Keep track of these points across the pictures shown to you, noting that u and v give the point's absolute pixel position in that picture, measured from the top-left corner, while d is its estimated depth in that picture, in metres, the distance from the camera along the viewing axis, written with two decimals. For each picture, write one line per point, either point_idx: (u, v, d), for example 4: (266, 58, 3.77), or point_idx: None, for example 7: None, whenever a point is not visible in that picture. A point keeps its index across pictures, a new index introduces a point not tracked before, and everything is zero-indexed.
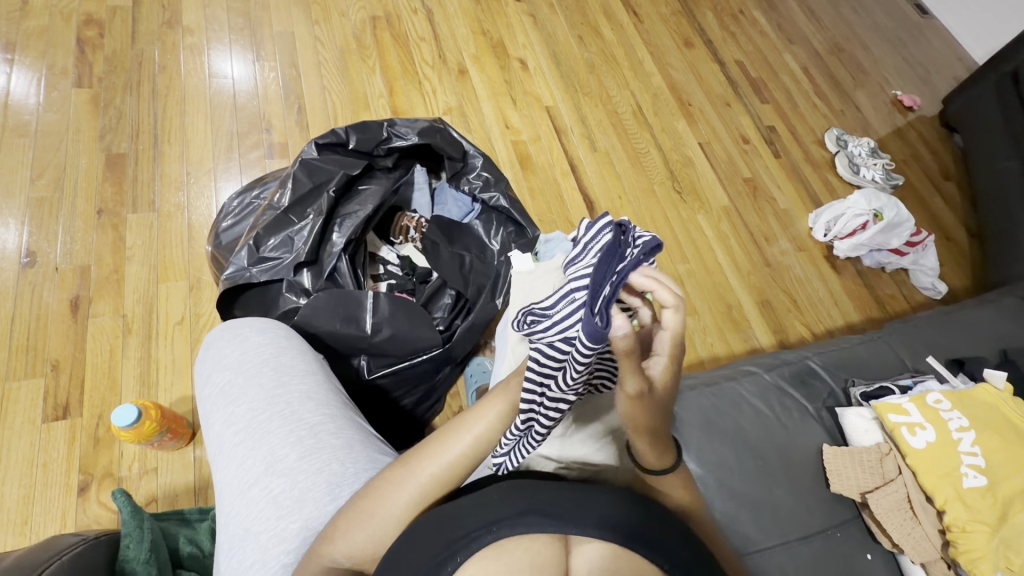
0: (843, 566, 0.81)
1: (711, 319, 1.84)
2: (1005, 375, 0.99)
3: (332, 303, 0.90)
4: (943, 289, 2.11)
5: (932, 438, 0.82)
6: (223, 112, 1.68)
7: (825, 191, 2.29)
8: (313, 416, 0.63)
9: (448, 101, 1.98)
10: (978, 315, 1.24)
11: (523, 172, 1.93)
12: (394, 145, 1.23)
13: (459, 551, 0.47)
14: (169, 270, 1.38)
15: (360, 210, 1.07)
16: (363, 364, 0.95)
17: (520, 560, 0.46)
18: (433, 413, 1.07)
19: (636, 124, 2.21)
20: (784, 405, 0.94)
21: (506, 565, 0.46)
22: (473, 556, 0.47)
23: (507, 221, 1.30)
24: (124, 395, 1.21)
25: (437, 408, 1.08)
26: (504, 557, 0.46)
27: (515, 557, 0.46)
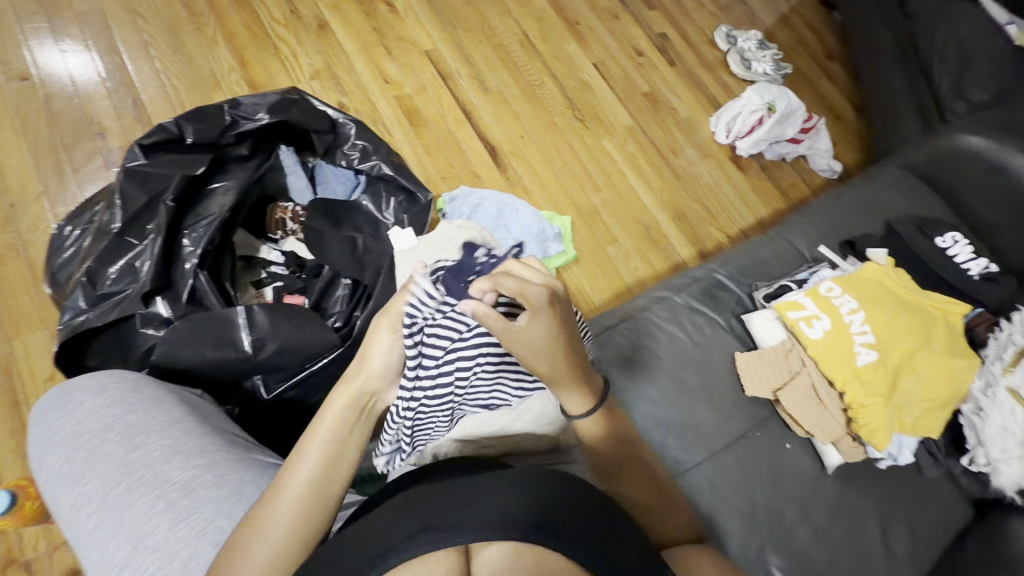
0: (766, 462, 0.85)
1: (633, 243, 1.85)
2: (884, 252, 1.06)
3: (195, 330, 0.80)
4: (838, 169, 2.23)
5: (829, 325, 0.87)
6: (37, 122, 1.40)
7: (721, 92, 2.30)
8: (181, 473, 0.58)
9: (313, 63, 1.77)
10: (863, 192, 1.31)
11: (415, 129, 1.79)
12: (243, 130, 1.06)
13: None
14: (20, 322, 1.18)
15: (214, 214, 0.94)
16: (258, 383, 0.86)
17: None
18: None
19: (525, 55, 2.08)
20: (695, 323, 0.95)
21: None
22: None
23: (396, 189, 1.19)
24: (3, 474, 1.06)
25: None
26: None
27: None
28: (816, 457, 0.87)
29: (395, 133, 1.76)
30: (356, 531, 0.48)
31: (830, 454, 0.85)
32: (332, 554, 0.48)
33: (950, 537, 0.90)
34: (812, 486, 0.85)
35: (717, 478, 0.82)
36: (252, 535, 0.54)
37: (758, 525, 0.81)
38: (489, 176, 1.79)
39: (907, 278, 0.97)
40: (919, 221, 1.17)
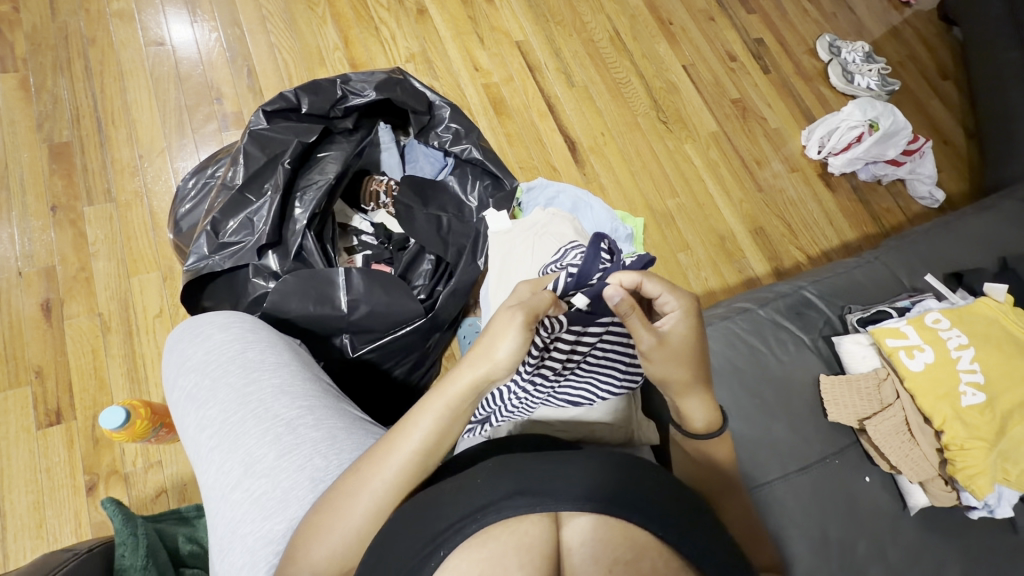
0: (842, 492, 0.82)
1: (705, 252, 1.79)
2: (1006, 288, 0.96)
3: (302, 284, 0.86)
4: (941, 197, 2.06)
5: (931, 359, 0.81)
6: (167, 84, 1.55)
7: (817, 104, 2.18)
8: (288, 411, 0.64)
9: (409, 46, 1.83)
10: (976, 223, 1.21)
11: (498, 118, 1.82)
12: (351, 104, 1.13)
13: (441, 545, 0.47)
14: (139, 262, 1.32)
15: (322, 180, 1.01)
16: (346, 342, 0.92)
17: (506, 544, 0.46)
18: (429, 381, 1.06)
19: (614, 52, 2.06)
20: (779, 339, 0.92)
21: (493, 550, 0.46)
22: (457, 544, 0.47)
23: (482, 174, 1.23)
24: (115, 394, 1.19)
25: (433, 373, 1.06)
26: (490, 543, 0.46)
27: (500, 542, 0.46)
28: (898, 495, 0.82)
29: (479, 120, 1.80)
30: (450, 488, 0.51)
31: (916, 494, 0.80)
32: (424, 506, 0.51)
33: None
34: (891, 526, 0.81)
35: (788, 500, 0.80)
36: (349, 494, 0.56)
37: (828, 556, 0.78)
38: (566, 170, 1.79)
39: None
40: None
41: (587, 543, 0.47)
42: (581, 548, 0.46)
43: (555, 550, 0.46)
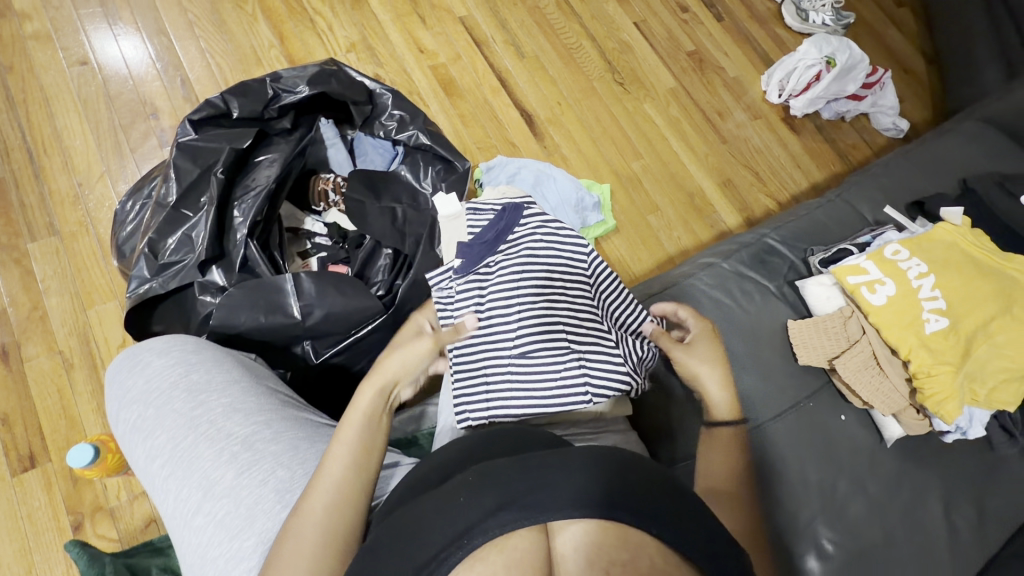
0: (821, 434, 0.82)
1: (675, 212, 1.77)
2: (962, 211, 0.99)
3: (249, 296, 0.83)
4: (905, 127, 2.05)
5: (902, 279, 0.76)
6: (97, 104, 1.48)
7: (774, 47, 2.14)
8: (242, 428, 0.63)
9: (348, 35, 1.77)
10: (935, 149, 1.20)
11: (450, 100, 1.77)
12: (285, 103, 1.08)
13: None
14: (93, 293, 1.28)
15: (260, 185, 0.97)
16: (307, 349, 0.89)
17: (495, 565, 0.44)
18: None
19: (562, 17, 2.00)
20: (745, 291, 0.91)
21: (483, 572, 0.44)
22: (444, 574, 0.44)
23: (433, 158, 1.20)
24: (88, 429, 1.16)
25: None
26: (478, 565, 0.44)
27: (489, 564, 0.44)
28: (874, 429, 0.83)
29: (431, 103, 1.75)
30: (422, 510, 0.49)
31: (890, 425, 0.82)
32: (397, 532, 0.49)
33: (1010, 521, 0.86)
34: (871, 460, 0.82)
35: (768, 449, 0.80)
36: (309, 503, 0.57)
37: (809, 496, 0.79)
38: (525, 145, 1.75)
39: (984, 239, 0.88)
40: (1003, 178, 1.07)
41: (581, 548, 0.46)
42: (574, 552, 0.45)
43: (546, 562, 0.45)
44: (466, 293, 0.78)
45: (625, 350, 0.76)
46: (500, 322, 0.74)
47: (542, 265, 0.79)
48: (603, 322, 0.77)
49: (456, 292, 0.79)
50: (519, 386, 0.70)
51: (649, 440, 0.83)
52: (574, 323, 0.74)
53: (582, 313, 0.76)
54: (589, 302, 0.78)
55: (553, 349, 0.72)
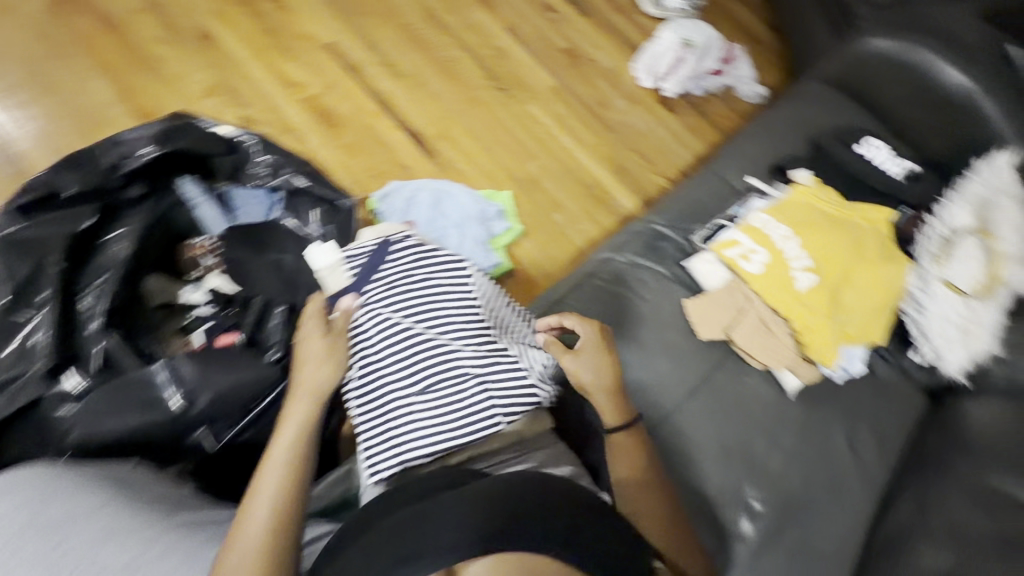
0: (731, 400, 0.87)
1: (577, 206, 1.82)
2: (807, 171, 1.13)
3: (117, 394, 0.74)
4: (764, 93, 2.25)
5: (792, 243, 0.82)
6: None
7: (639, 35, 2.26)
8: (116, 554, 0.59)
9: (204, 79, 1.64)
10: (786, 114, 1.32)
11: (330, 131, 1.69)
12: (128, 170, 0.97)
13: None
14: None
15: (110, 267, 0.87)
16: (204, 436, 0.80)
17: None
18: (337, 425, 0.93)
19: (432, 31, 1.98)
20: (641, 279, 0.95)
21: None
22: None
23: (316, 199, 1.14)
24: None
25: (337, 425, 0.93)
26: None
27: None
28: (776, 385, 0.89)
29: (310, 138, 1.67)
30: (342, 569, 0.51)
31: (788, 379, 0.88)
32: None
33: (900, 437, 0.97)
34: (777, 413, 0.88)
35: (685, 427, 0.84)
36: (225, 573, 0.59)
37: (730, 461, 0.83)
38: (418, 165, 1.72)
39: (830, 194, 0.99)
40: (840, 133, 1.21)
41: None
42: None
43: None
44: (356, 341, 0.79)
45: (527, 362, 0.78)
46: (393, 362, 0.75)
47: (428, 296, 0.80)
48: (499, 340, 0.79)
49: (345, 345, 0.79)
50: (423, 425, 0.71)
51: (578, 444, 0.84)
52: (470, 350, 0.76)
53: (475, 337, 0.78)
54: (481, 322, 0.80)
55: (450, 382, 0.73)
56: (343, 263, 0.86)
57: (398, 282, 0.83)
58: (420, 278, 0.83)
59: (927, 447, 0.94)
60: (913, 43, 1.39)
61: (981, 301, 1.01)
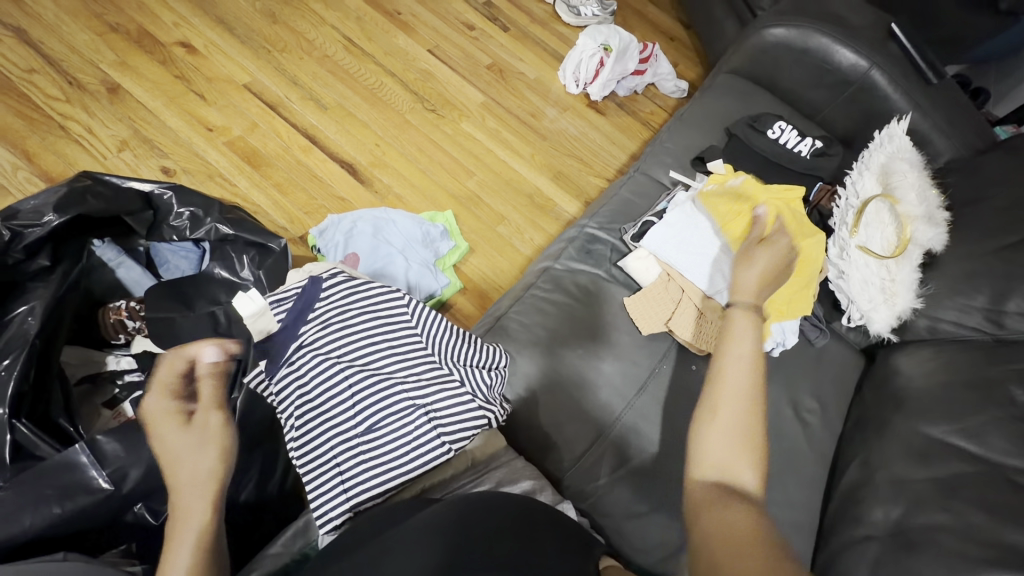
0: (682, 389, 0.89)
1: (521, 215, 1.84)
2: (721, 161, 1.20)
3: (31, 490, 0.67)
4: (685, 87, 2.35)
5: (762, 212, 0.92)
6: None
7: (560, 44, 2.33)
8: None
9: (116, 133, 1.57)
10: (700, 107, 1.39)
11: (259, 171, 1.65)
12: (30, 240, 0.89)
13: None
14: None
15: (19, 344, 0.81)
16: (143, 511, 0.76)
17: None
18: (291, 478, 0.89)
19: (355, 60, 1.98)
20: (580, 284, 0.96)
21: None
22: None
23: (244, 245, 1.09)
24: None
25: (294, 475, 0.90)
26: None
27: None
28: None
29: (238, 181, 1.62)
30: None
31: None
32: None
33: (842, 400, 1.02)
34: None
35: (641, 424, 0.86)
36: None
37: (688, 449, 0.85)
38: (355, 195, 1.70)
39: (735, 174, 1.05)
40: (751, 119, 1.28)
41: None
42: None
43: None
44: (288, 390, 0.75)
45: (471, 385, 0.78)
46: (336, 406, 0.73)
47: (363, 332, 0.78)
48: (443, 367, 0.78)
49: (278, 394, 0.76)
50: (371, 467, 0.70)
51: (539, 455, 0.84)
52: (411, 382, 0.75)
53: (416, 368, 0.77)
54: (423, 351, 0.79)
55: (394, 418, 0.72)
56: (271, 307, 0.83)
57: (334, 320, 0.79)
58: (352, 315, 0.80)
59: (868, 406, 0.99)
60: (809, 29, 1.45)
61: (895, 260, 1.09)
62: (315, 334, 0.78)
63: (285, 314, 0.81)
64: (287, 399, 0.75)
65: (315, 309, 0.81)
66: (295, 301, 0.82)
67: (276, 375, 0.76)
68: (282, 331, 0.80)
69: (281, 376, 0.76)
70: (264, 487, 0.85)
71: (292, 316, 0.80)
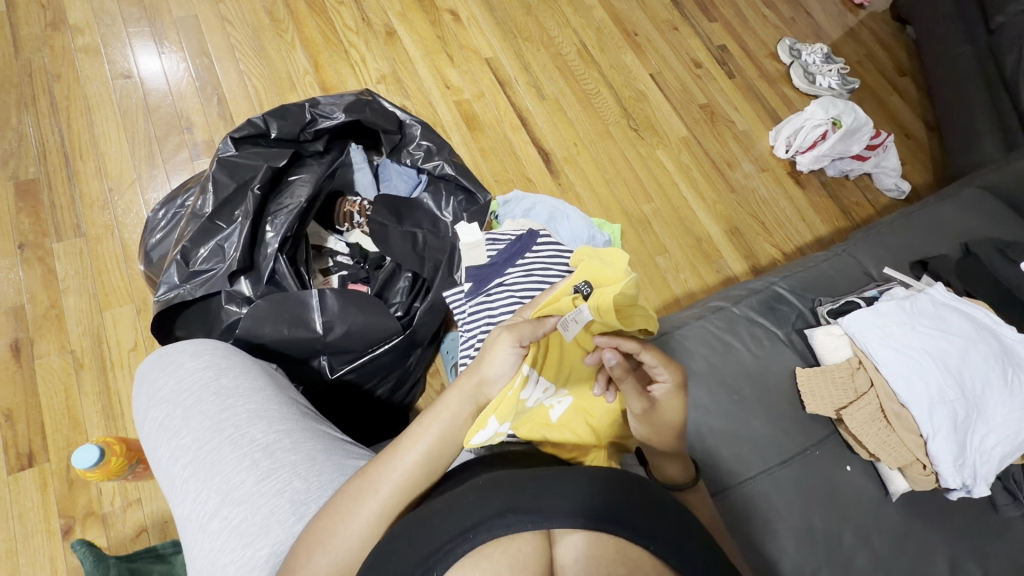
0: (828, 483, 0.83)
1: (682, 254, 1.82)
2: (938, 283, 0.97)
3: (274, 308, 0.86)
4: (906, 189, 2.12)
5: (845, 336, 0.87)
6: (136, 115, 1.55)
7: (782, 105, 2.24)
8: (265, 436, 0.66)
9: (379, 68, 1.87)
10: (937, 211, 1.26)
11: (472, 133, 1.84)
12: (321, 127, 1.14)
13: (437, 565, 0.49)
14: (111, 295, 1.29)
15: (293, 202, 1.04)
16: (324, 364, 0.92)
17: (500, 561, 0.49)
18: (413, 396, 1.06)
19: (582, 64, 2.11)
20: (754, 335, 0.94)
21: (487, 568, 0.48)
22: (451, 563, 0.49)
23: (456, 189, 1.25)
24: (90, 432, 1.15)
25: (417, 391, 1.06)
26: (483, 561, 0.49)
27: (494, 560, 0.49)
28: (879, 482, 0.84)
29: (452, 136, 1.82)
30: (437, 508, 0.54)
31: (896, 479, 0.83)
32: (417, 525, 0.53)
33: None
34: (875, 513, 0.83)
35: (773, 497, 0.81)
36: (357, 501, 0.61)
37: (814, 545, 0.79)
38: (541, 181, 1.82)
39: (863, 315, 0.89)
40: (1001, 244, 1.11)
41: (580, 561, 0.49)
42: (575, 564, 0.49)
43: (548, 565, 0.49)
44: (480, 311, 0.89)
45: None
46: None
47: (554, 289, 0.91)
48: None
49: (469, 311, 0.91)
50: None
51: None
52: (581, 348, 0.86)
53: None
54: None
55: None
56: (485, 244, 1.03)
57: (535, 270, 0.93)
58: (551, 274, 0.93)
59: None
60: None
61: None
62: (517, 275, 0.93)
63: (498, 257, 0.98)
64: (477, 320, 0.88)
65: (521, 259, 0.96)
66: (508, 249, 0.99)
67: (475, 299, 0.92)
68: (490, 267, 0.97)
69: (478, 300, 0.91)
70: (397, 392, 1.02)
71: (503, 259, 0.97)
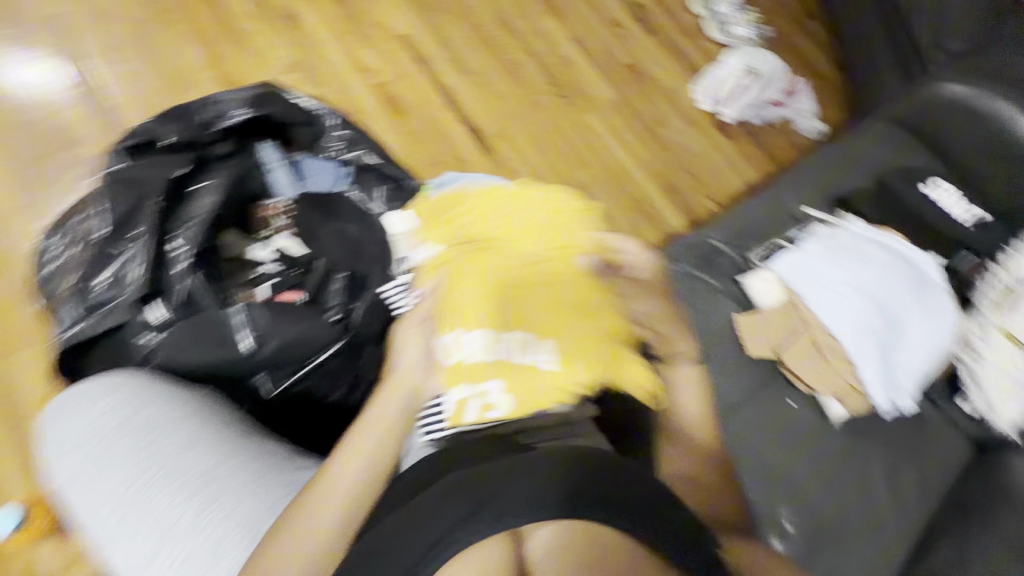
0: (776, 421, 0.88)
1: (624, 217, 1.84)
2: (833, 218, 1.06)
3: (197, 331, 0.82)
4: (823, 129, 2.23)
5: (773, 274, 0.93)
6: (8, 135, 1.37)
7: (702, 59, 2.28)
8: (201, 463, 0.62)
9: (285, 56, 1.73)
10: (851, 147, 1.31)
11: (396, 117, 1.75)
12: (224, 127, 1.05)
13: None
14: (12, 341, 1.16)
15: (200, 213, 0.95)
16: (262, 381, 0.86)
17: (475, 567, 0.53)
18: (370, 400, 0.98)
19: (501, 33, 2.04)
20: (694, 289, 0.97)
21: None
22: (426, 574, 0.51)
23: (382, 176, 1.19)
24: (13, 492, 1.05)
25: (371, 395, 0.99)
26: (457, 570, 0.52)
27: (463, 563, 0.52)
28: (822, 413, 0.89)
29: (376, 122, 1.73)
30: (401, 521, 0.54)
31: (835, 408, 0.88)
32: (383, 542, 0.53)
33: (942, 490, 0.95)
34: (821, 439, 0.88)
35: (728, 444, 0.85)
36: (315, 498, 0.58)
37: (768, 482, 0.84)
38: (474, 160, 1.77)
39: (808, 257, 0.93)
40: (905, 171, 1.20)
41: (548, 550, 0.54)
42: (546, 557, 0.54)
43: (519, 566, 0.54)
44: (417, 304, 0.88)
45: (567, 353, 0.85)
46: None
47: None
48: None
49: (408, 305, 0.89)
50: None
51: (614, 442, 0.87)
52: None
53: None
54: None
55: None
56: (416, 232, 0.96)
57: None
58: None
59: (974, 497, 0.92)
60: (990, 92, 1.39)
61: None
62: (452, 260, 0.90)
63: None
64: None
65: None
66: None
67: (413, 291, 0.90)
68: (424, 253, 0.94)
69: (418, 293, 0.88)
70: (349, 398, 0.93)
71: None
